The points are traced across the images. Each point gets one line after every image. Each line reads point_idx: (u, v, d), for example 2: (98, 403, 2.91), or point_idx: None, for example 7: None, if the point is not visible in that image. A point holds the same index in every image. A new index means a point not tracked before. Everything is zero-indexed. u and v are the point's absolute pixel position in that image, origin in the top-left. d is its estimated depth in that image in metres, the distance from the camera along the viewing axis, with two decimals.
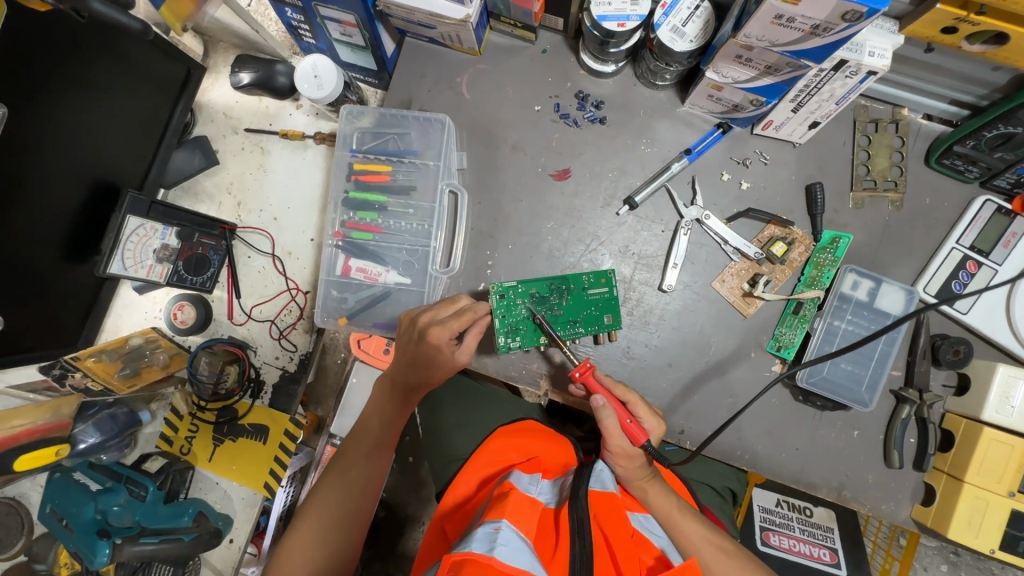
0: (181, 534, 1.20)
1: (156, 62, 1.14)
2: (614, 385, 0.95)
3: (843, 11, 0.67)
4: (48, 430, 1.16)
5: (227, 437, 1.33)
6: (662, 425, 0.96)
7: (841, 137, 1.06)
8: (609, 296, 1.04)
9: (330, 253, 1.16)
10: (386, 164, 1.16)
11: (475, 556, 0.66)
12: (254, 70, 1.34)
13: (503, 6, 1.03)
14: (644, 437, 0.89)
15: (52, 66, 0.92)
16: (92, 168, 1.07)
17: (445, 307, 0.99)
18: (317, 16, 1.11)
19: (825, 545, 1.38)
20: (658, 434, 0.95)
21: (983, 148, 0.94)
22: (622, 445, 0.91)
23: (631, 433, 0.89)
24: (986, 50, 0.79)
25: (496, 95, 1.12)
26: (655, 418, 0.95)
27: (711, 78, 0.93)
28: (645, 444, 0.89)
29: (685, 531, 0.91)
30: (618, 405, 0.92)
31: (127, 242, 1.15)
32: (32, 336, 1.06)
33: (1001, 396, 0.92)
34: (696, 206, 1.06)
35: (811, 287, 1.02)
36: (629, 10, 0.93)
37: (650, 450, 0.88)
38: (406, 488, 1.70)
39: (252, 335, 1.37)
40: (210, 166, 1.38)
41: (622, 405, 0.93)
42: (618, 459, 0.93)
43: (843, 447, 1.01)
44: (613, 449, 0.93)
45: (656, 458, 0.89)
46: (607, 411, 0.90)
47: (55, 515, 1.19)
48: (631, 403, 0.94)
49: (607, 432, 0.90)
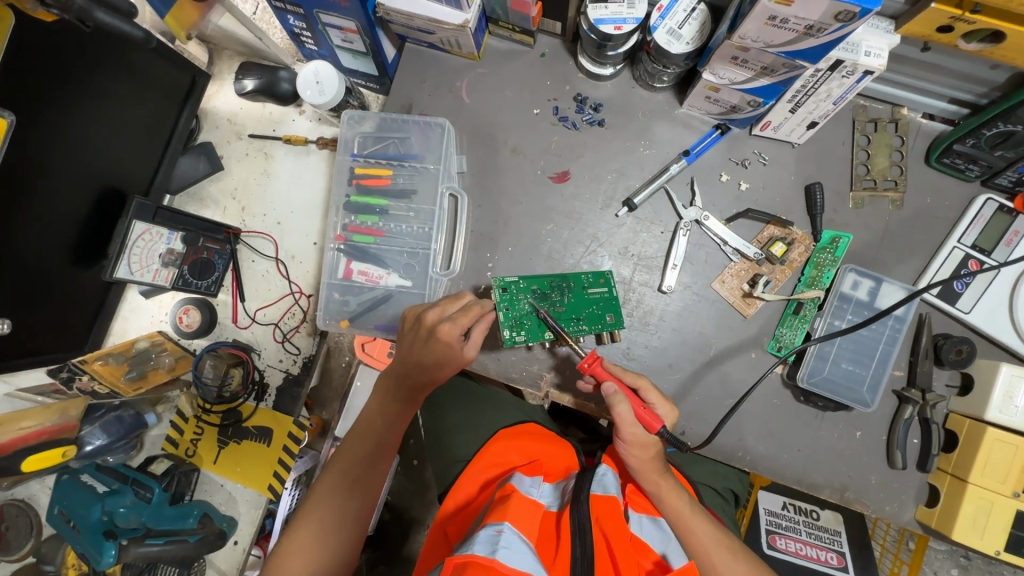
0: (187, 536, 1.21)
1: (161, 70, 1.16)
2: (624, 372, 0.94)
3: (836, 11, 0.67)
4: (55, 432, 1.18)
5: (232, 439, 1.34)
6: (674, 410, 0.95)
7: (840, 137, 1.06)
8: (608, 296, 1.04)
9: (332, 256, 1.18)
10: (387, 168, 1.17)
11: (476, 559, 0.67)
12: (258, 77, 1.35)
13: (501, 11, 1.04)
14: (659, 423, 0.86)
15: (60, 76, 0.94)
16: (98, 174, 1.09)
17: (450, 303, 0.99)
18: (319, 23, 1.12)
19: (833, 549, 1.36)
20: (671, 419, 0.95)
21: (983, 146, 0.94)
22: (637, 433, 0.87)
23: (645, 420, 0.86)
24: (983, 49, 0.79)
25: (496, 98, 1.13)
26: (667, 404, 0.94)
27: (708, 79, 0.94)
28: (661, 431, 0.87)
29: (694, 531, 0.88)
30: (629, 393, 0.89)
31: (133, 247, 1.15)
32: (40, 339, 1.08)
33: (1004, 395, 0.92)
34: (695, 207, 1.06)
35: (811, 288, 1.02)
36: (626, 14, 0.94)
37: (667, 436, 0.86)
38: (411, 491, 1.70)
39: (257, 338, 1.38)
40: (215, 172, 1.40)
41: (634, 392, 0.93)
42: (631, 448, 0.88)
43: (845, 448, 1.01)
44: (626, 438, 0.88)
45: (673, 444, 0.88)
46: (618, 398, 0.86)
47: (62, 516, 1.22)
48: (643, 390, 0.93)
49: (619, 419, 0.87)
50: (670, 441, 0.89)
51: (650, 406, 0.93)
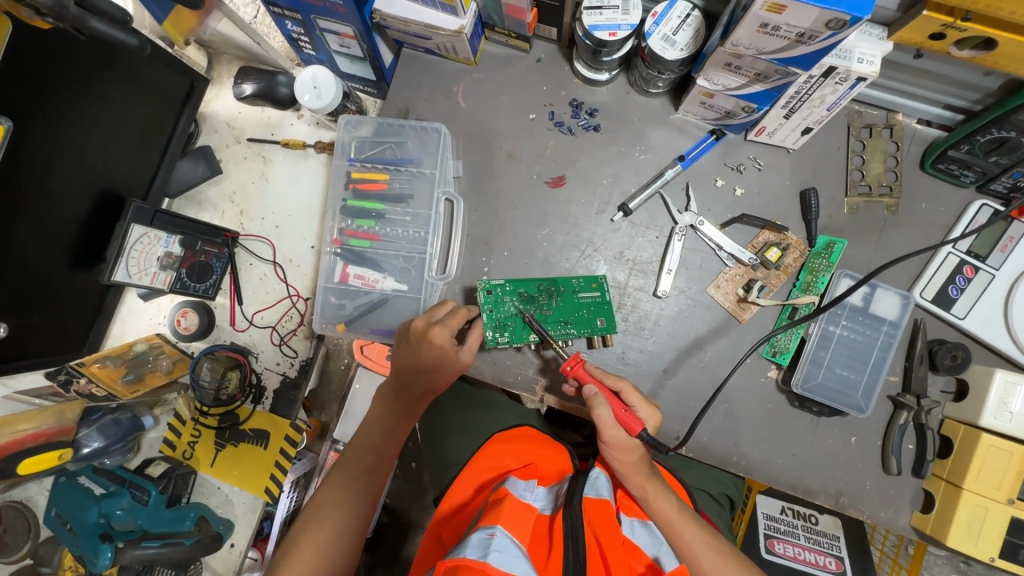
0: (183, 539, 1.20)
1: (160, 74, 1.17)
2: (606, 375, 0.95)
3: (826, 19, 0.68)
4: (50, 435, 1.20)
5: (229, 442, 1.34)
6: (657, 412, 0.95)
7: (835, 143, 1.06)
8: (600, 301, 1.04)
9: (329, 261, 1.18)
10: (383, 172, 1.18)
11: (468, 561, 0.67)
12: (256, 81, 1.36)
13: (497, 17, 1.04)
14: (639, 425, 0.87)
15: (59, 81, 0.94)
16: (96, 179, 1.09)
17: (438, 309, 1.00)
18: (316, 29, 1.12)
19: (831, 553, 1.36)
20: (653, 421, 0.95)
21: (978, 152, 0.94)
22: (619, 436, 0.89)
23: (627, 422, 0.88)
24: (975, 56, 0.79)
25: (492, 103, 1.14)
26: (649, 406, 0.95)
27: (703, 85, 0.94)
28: (641, 432, 0.87)
29: (682, 534, 0.89)
30: (611, 396, 0.90)
31: (131, 251, 1.20)
32: (38, 342, 1.09)
33: (999, 401, 0.91)
34: (690, 212, 1.06)
35: (806, 293, 1.02)
36: (621, 20, 0.94)
37: (647, 438, 0.86)
38: (409, 494, 1.71)
39: (254, 341, 1.38)
40: (214, 176, 1.41)
41: (615, 395, 0.93)
42: (614, 452, 0.90)
43: (840, 453, 1.01)
44: (609, 442, 0.90)
45: (653, 447, 0.85)
46: (599, 400, 0.88)
47: (60, 518, 1.23)
48: (624, 393, 0.94)
49: (600, 422, 0.89)
50: (652, 445, 0.88)
51: (632, 409, 0.93)
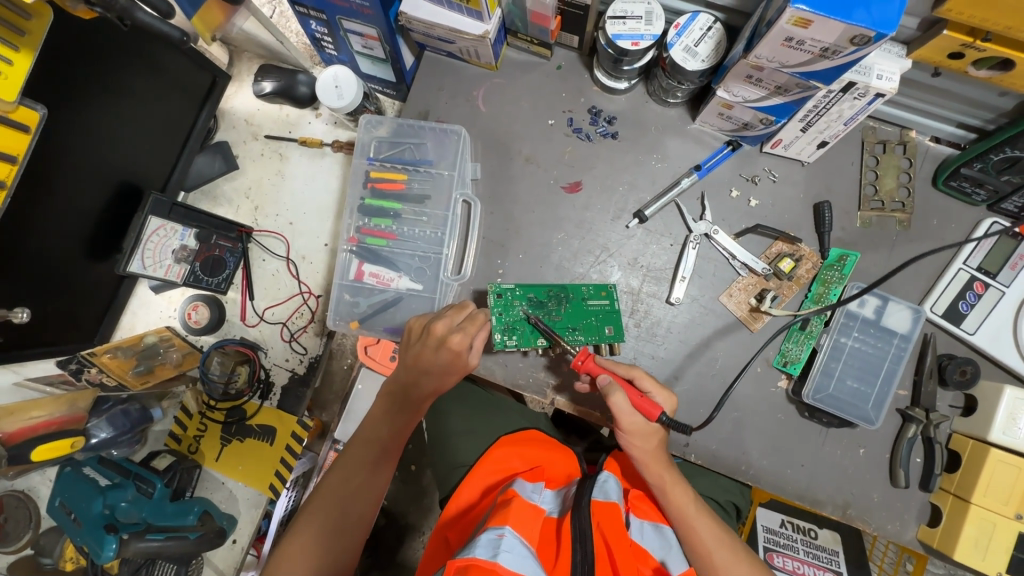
0: (187, 533, 1.21)
1: (184, 67, 1.18)
2: (617, 364, 0.96)
3: (851, 35, 0.70)
4: (62, 423, 1.21)
5: (234, 437, 1.36)
6: (673, 397, 0.95)
7: (848, 158, 1.08)
8: (609, 308, 1.05)
9: (344, 258, 1.18)
10: (402, 173, 1.19)
11: (478, 562, 0.67)
12: (277, 79, 1.37)
13: (521, 23, 1.06)
14: (658, 410, 0.88)
15: (88, 71, 0.94)
16: (116, 169, 1.09)
17: (456, 313, 0.99)
18: (340, 29, 1.14)
19: (830, 568, 1.36)
20: (671, 406, 0.95)
21: (990, 171, 0.95)
22: (637, 422, 0.88)
23: (644, 409, 0.88)
24: (993, 76, 0.81)
25: (512, 107, 1.15)
26: (665, 392, 0.95)
27: (722, 96, 0.96)
28: (661, 417, 0.88)
29: (696, 528, 0.89)
30: (626, 384, 0.91)
31: (147, 243, 1.16)
32: (50, 330, 1.09)
33: (1008, 417, 0.93)
34: (705, 221, 1.07)
35: (818, 304, 1.04)
36: (643, 30, 0.96)
37: (666, 421, 0.88)
38: (408, 497, 1.70)
39: (264, 337, 1.40)
40: (230, 171, 1.42)
41: (629, 382, 0.94)
42: (631, 437, 0.90)
43: (848, 465, 1.01)
44: (626, 428, 0.89)
45: (675, 429, 0.89)
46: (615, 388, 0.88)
47: (65, 509, 1.21)
48: (638, 379, 0.94)
49: (618, 411, 0.87)
50: (674, 428, 0.90)
51: (648, 395, 0.93)
